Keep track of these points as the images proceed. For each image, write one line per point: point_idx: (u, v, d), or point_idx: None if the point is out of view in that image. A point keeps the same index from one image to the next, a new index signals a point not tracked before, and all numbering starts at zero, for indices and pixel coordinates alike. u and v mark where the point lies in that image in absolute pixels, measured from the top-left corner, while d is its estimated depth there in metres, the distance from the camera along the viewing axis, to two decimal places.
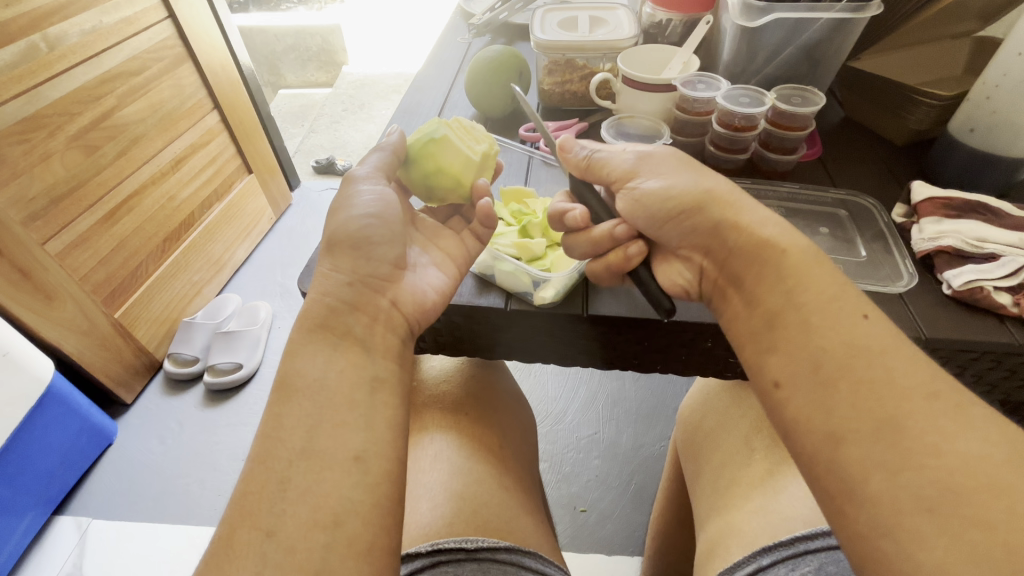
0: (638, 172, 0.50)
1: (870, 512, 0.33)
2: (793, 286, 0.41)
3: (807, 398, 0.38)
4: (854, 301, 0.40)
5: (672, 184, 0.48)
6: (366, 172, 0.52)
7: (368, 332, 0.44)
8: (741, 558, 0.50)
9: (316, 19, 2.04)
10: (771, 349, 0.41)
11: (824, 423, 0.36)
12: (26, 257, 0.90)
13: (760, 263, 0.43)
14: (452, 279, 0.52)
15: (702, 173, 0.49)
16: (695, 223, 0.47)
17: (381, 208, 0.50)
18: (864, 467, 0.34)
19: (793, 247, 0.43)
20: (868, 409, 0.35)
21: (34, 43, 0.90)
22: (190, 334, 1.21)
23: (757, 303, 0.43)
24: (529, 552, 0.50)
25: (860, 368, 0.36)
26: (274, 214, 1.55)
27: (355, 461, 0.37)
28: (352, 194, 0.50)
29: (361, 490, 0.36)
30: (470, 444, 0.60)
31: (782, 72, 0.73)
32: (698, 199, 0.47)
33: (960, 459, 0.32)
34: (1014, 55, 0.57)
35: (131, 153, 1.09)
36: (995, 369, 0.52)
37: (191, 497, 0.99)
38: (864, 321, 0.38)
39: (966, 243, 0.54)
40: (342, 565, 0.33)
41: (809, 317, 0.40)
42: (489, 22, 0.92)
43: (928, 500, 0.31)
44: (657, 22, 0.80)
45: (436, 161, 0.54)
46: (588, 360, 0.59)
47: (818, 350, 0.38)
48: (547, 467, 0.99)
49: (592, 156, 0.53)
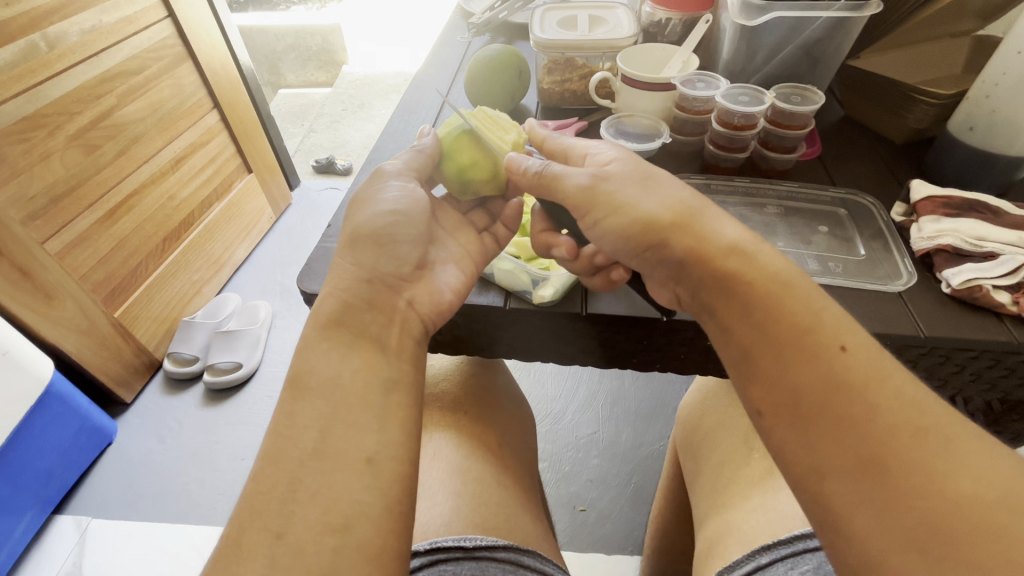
0: (597, 195, 0.47)
1: (857, 551, 0.33)
2: (767, 318, 0.40)
3: (789, 433, 0.37)
4: (830, 331, 0.38)
5: (628, 216, 0.46)
6: (397, 169, 0.52)
7: (378, 332, 0.44)
8: (740, 557, 0.50)
9: (316, 19, 2.04)
10: (752, 380, 0.41)
11: (807, 459, 0.36)
12: (26, 257, 0.90)
13: (734, 295, 0.42)
14: (470, 275, 0.53)
15: (664, 199, 0.46)
16: (660, 257, 0.46)
17: (408, 205, 0.50)
18: (851, 505, 0.34)
19: (759, 277, 0.42)
20: (850, 448, 0.34)
21: (34, 42, 0.90)
22: (190, 334, 1.21)
23: (732, 334, 0.42)
24: (529, 552, 0.50)
25: (840, 404, 0.36)
26: (274, 214, 1.55)
27: (366, 463, 0.37)
28: (380, 191, 0.50)
29: (371, 493, 0.36)
30: (471, 443, 0.60)
31: (782, 71, 0.73)
32: (662, 230, 0.45)
33: (951, 500, 0.31)
34: (1014, 54, 0.56)
35: (131, 152, 1.09)
36: (993, 368, 0.52)
37: (192, 497, 0.99)
38: (842, 354, 0.37)
39: (966, 242, 0.54)
40: (351, 567, 0.33)
41: (784, 351, 0.39)
42: (488, 22, 0.92)
43: (918, 542, 0.31)
44: (656, 20, 0.80)
45: (470, 155, 0.53)
46: (586, 359, 0.59)
47: (799, 385, 0.38)
48: (546, 466, 0.99)
49: (544, 171, 0.49)
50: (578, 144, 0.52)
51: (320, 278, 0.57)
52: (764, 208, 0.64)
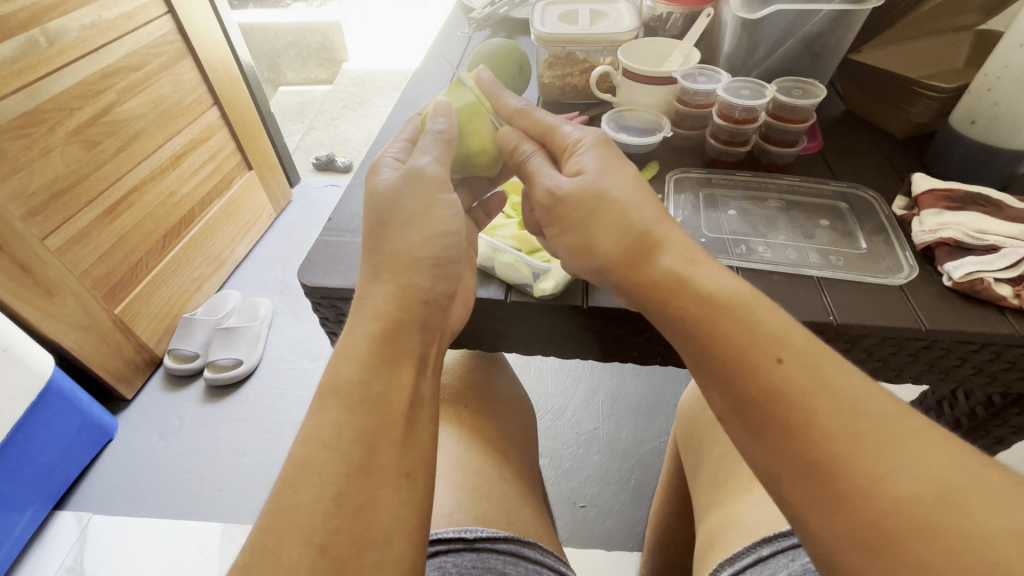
0: (553, 213, 0.48)
1: (818, 550, 0.33)
2: (707, 329, 0.40)
3: (745, 440, 0.37)
4: (768, 341, 0.37)
5: (574, 239, 0.47)
6: (439, 173, 0.50)
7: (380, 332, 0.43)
8: (740, 549, 0.50)
9: (315, 16, 2.03)
10: (707, 386, 0.40)
11: (762, 465, 0.36)
12: (26, 253, 0.90)
13: (672, 313, 0.42)
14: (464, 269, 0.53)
15: (615, 226, 0.45)
16: (607, 278, 0.47)
17: (459, 224, 0.49)
18: (805, 508, 0.34)
19: (692, 300, 0.41)
20: (795, 455, 0.34)
21: (34, 37, 0.90)
22: (191, 330, 1.21)
23: (683, 342, 0.42)
24: (529, 543, 0.50)
25: (781, 414, 0.35)
26: (274, 211, 1.55)
27: (407, 480, 0.37)
28: (433, 207, 0.48)
29: (409, 509, 0.36)
30: (471, 436, 0.60)
31: (783, 65, 0.73)
32: (601, 263, 0.46)
33: (892, 502, 0.31)
34: (1015, 47, 0.57)
35: (131, 148, 1.09)
36: (995, 361, 0.52)
37: (192, 493, 0.99)
38: (778, 366, 0.36)
39: (967, 235, 0.54)
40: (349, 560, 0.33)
41: (725, 365, 0.38)
42: (489, 16, 0.92)
43: (866, 545, 0.31)
44: (657, 15, 0.79)
45: (486, 144, 0.55)
46: (588, 353, 0.59)
47: (744, 394, 0.37)
48: (546, 462, 0.99)
49: (525, 161, 0.52)
50: (570, 134, 0.51)
51: (321, 270, 0.57)
52: (764, 202, 0.64)
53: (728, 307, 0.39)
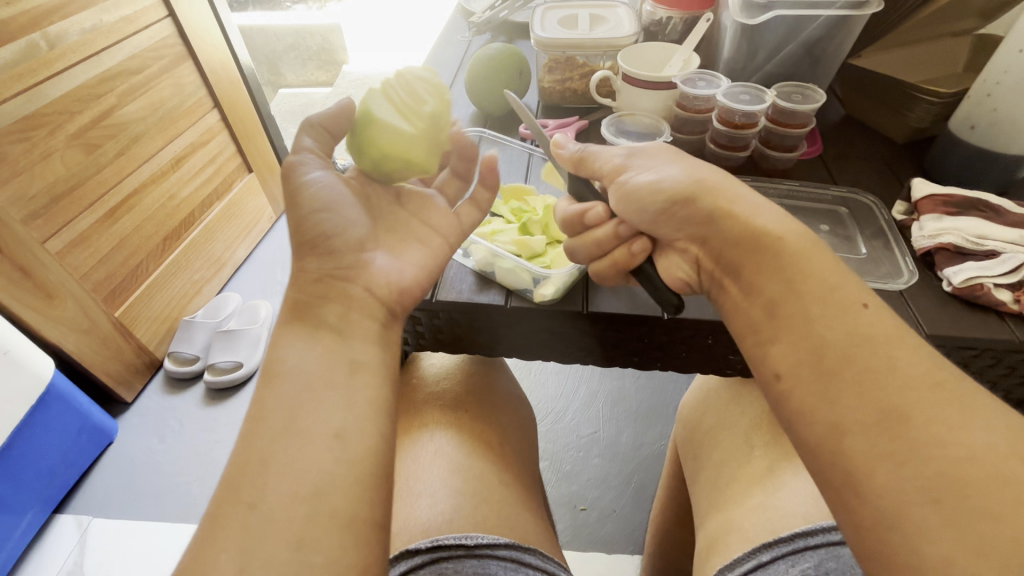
0: (630, 167, 0.50)
1: (875, 505, 0.32)
2: (791, 277, 0.40)
3: (810, 389, 0.36)
4: (852, 291, 0.39)
5: (655, 176, 0.47)
6: (310, 160, 0.48)
7: (328, 317, 0.41)
8: (740, 555, 0.50)
9: (316, 19, 2.04)
10: (776, 337, 0.39)
11: (827, 413, 0.35)
12: (27, 256, 0.90)
13: (759, 253, 0.42)
14: (437, 252, 0.50)
15: (695, 166, 0.48)
16: (686, 214, 0.46)
17: (332, 198, 0.47)
18: (869, 457, 0.33)
19: (787, 239, 0.41)
20: (872, 399, 0.34)
21: (34, 42, 0.90)
22: (191, 333, 1.21)
23: (757, 292, 0.41)
24: (530, 550, 0.50)
25: (864, 357, 0.35)
26: (274, 213, 1.55)
27: (335, 439, 0.35)
28: (303, 184, 0.47)
29: (341, 466, 0.34)
30: (471, 442, 0.60)
31: (783, 69, 0.73)
32: (690, 190, 0.45)
33: (967, 448, 0.31)
34: (1015, 52, 0.57)
35: (131, 152, 1.09)
36: (994, 366, 0.52)
37: (193, 496, 0.99)
38: (865, 311, 0.37)
39: (967, 240, 0.54)
40: (348, 560, 0.32)
41: (808, 309, 0.38)
42: (488, 21, 0.93)
43: (934, 492, 0.31)
44: (657, 19, 0.80)
45: (379, 144, 0.51)
46: (587, 357, 0.59)
47: (823, 341, 0.37)
48: (547, 465, 0.99)
49: (584, 150, 0.53)
50: None
51: None
52: None
53: (810, 258, 0.40)
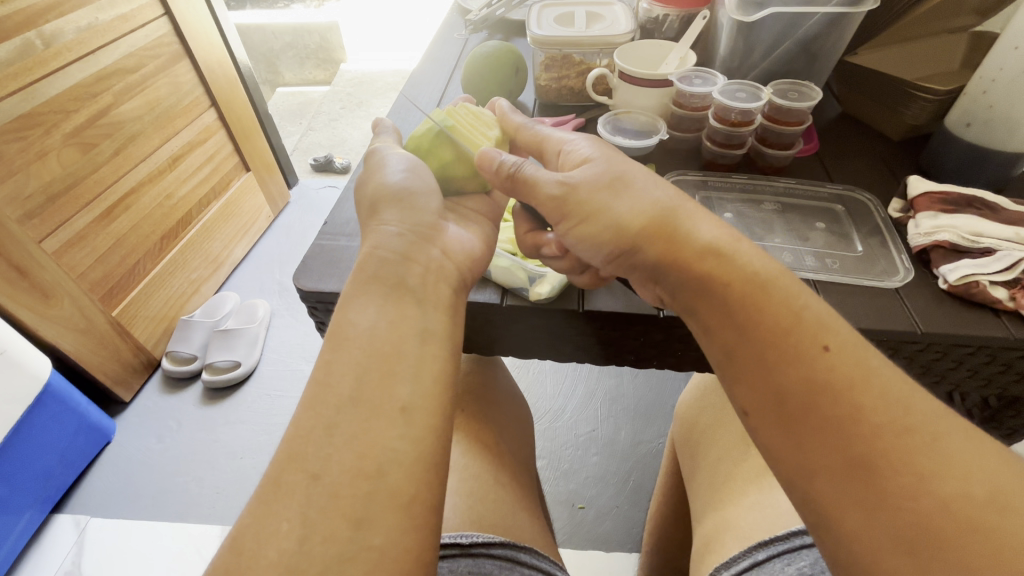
0: (568, 205, 0.45)
1: (850, 550, 0.33)
2: (750, 317, 0.39)
3: (776, 433, 0.37)
4: (813, 330, 0.37)
5: (598, 226, 0.44)
6: (387, 146, 0.54)
7: (414, 275, 0.42)
8: (737, 553, 0.50)
9: (314, 16, 2.04)
10: (738, 379, 0.39)
11: (795, 458, 0.35)
12: (24, 256, 0.90)
13: (708, 297, 0.41)
14: (490, 230, 0.54)
15: (636, 203, 0.44)
16: (635, 262, 0.45)
17: (411, 166, 0.51)
18: (840, 506, 0.33)
19: (736, 279, 0.40)
20: (839, 448, 0.34)
21: (30, 40, 0.90)
22: (190, 332, 1.21)
23: (715, 335, 0.41)
24: (526, 548, 0.50)
25: (825, 406, 0.35)
26: (272, 212, 1.55)
27: (401, 412, 0.34)
28: (382, 160, 0.51)
29: (407, 442, 0.34)
30: (470, 441, 0.60)
31: (781, 67, 0.73)
32: (633, 239, 0.44)
33: (939, 499, 0.31)
34: (1010, 49, 0.57)
35: (129, 150, 1.08)
36: (990, 364, 0.52)
37: (190, 497, 0.99)
38: (824, 354, 0.36)
39: (963, 237, 0.53)
40: (406, 542, 0.31)
41: (765, 352, 0.38)
42: (485, 19, 0.92)
43: (906, 543, 0.31)
44: (653, 17, 0.79)
45: (440, 147, 0.54)
46: (584, 356, 0.59)
47: (783, 385, 0.37)
48: (545, 464, 0.99)
49: (517, 171, 0.47)
50: (565, 140, 0.50)
51: (316, 275, 0.57)
52: (760, 203, 0.64)
53: None
